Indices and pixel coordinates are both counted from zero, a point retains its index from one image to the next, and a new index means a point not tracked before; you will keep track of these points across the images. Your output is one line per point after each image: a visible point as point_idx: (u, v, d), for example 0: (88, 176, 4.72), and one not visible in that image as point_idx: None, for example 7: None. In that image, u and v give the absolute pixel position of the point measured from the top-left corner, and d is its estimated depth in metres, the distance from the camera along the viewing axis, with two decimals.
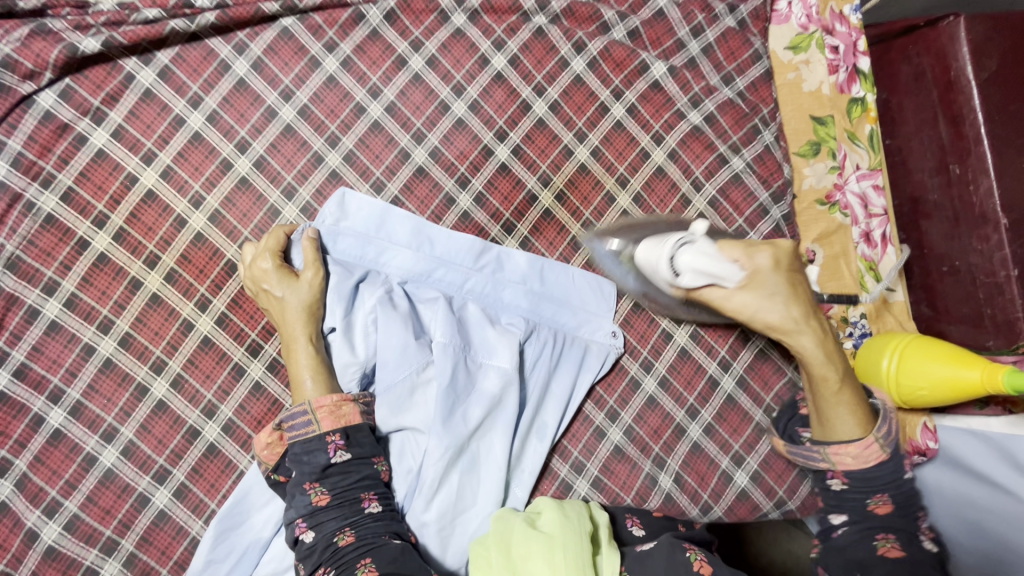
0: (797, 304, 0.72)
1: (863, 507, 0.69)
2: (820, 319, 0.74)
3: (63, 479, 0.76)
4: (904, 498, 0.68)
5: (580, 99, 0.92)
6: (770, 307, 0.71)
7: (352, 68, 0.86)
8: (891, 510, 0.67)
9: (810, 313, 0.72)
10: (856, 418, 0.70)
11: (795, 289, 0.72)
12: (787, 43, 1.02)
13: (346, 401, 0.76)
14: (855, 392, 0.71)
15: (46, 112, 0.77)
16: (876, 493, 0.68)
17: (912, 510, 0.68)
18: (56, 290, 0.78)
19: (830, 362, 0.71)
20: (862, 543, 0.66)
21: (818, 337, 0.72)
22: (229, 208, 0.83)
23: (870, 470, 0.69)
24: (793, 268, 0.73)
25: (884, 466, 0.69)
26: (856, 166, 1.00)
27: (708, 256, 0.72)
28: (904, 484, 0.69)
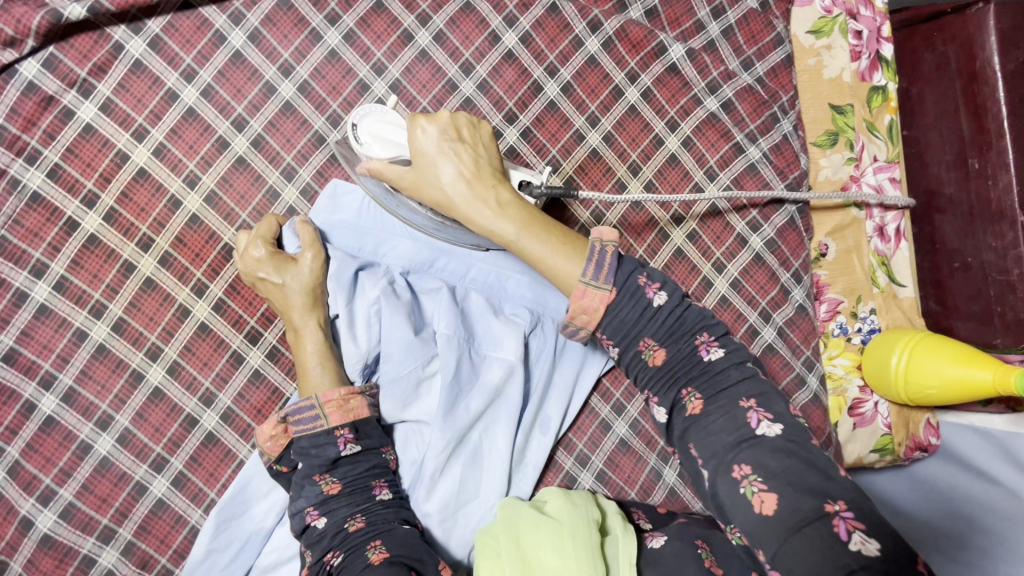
0: (462, 164, 0.67)
1: (682, 414, 0.58)
2: (489, 176, 0.67)
3: (58, 467, 0.74)
4: (668, 328, 0.59)
5: (593, 81, 0.88)
6: (431, 170, 0.67)
7: (356, 42, 0.81)
8: (667, 355, 0.59)
9: (474, 175, 0.67)
10: (560, 253, 0.63)
11: (454, 144, 0.67)
12: (809, 26, 0.97)
13: (354, 394, 0.74)
14: (546, 231, 0.65)
15: (29, 83, 0.73)
16: (641, 343, 0.59)
17: (693, 361, 0.59)
18: (44, 273, 0.74)
19: (501, 218, 0.65)
20: (726, 485, 0.54)
21: (481, 199, 0.66)
22: (226, 189, 0.80)
23: (615, 314, 0.59)
24: (456, 130, 0.68)
25: (621, 303, 0.59)
26: (873, 157, 0.97)
27: (386, 126, 0.69)
28: (658, 314, 0.59)
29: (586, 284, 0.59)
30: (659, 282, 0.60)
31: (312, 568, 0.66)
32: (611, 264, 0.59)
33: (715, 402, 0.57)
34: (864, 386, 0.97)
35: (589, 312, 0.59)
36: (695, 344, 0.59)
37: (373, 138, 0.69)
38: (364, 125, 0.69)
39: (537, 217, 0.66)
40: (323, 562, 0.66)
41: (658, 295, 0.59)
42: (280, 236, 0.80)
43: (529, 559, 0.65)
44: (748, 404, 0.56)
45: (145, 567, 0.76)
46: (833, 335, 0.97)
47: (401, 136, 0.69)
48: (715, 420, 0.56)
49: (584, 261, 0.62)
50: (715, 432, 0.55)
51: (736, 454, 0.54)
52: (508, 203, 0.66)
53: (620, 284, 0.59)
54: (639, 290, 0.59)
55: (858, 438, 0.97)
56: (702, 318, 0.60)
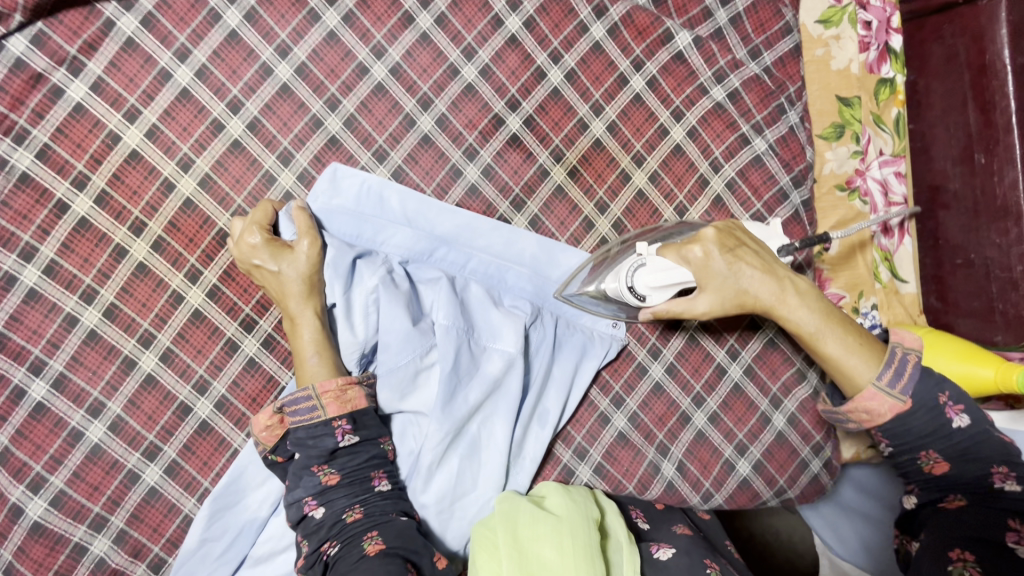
0: (756, 269, 0.70)
1: (934, 504, 0.66)
2: (781, 273, 0.71)
3: (48, 454, 0.73)
4: (960, 447, 0.65)
5: (598, 69, 0.86)
6: (729, 289, 0.70)
7: (355, 24, 0.79)
8: (949, 468, 0.66)
9: (769, 273, 0.71)
10: (855, 354, 0.68)
11: (736, 253, 0.70)
12: (818, 16, 0.95)
13: (351, 385, 0.73)
14: (844, 330, 0.69)
15: (16, 59, 0.71)
16: (923, 452, 0.67)
17: (983, 484, 0.64)
18: (34, 256, 0.73)
19: (804, 311, 0.70)
20: (933, 560, 0.60)
21: (784, 294, 0.70)
22: (221, 172, 0.78)
23: (903, 423, 0.66)
24: (728, 241, 0.71)
25: (915, 416, 0.66)
26: (879, 151, 0.95)
27: (661, 275, 0.73)
28: (955, 434, 0.65)
29: (881, 389, 0.66)
30: (961, 405, 0.65)
31: (309, 557, 0.66)
32: (912, 375, 0.66)
33: (976, 509, 0.62)
34: None
35: (873, 412, 0.67)
36: (990, 472, 0.63)
37: (651, 290, 0.74)
38: (639, 282, 0.74)
39: (831, 309, 0.71)
40: (320, 551, 0.66)
41: (959, 417, 0.65)
42: (276, 223, 0.78)
43: (526, 553, 0.65)
44: (1015, 525, 0.59)
45: (137, 556, 0.75)
46: None
47: (679, 275, 0.72)
48: (964, 515, 0.63)
49: (881, 363, 0.67)
50: (959, 522, 0.62)
51: (964, 544, 0.60)
52: (806, 294, 0.71)
53: (917, 399, 0.66)
54: (938, 408, 0.65)
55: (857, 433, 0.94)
56: (1008, 453, 0.63)
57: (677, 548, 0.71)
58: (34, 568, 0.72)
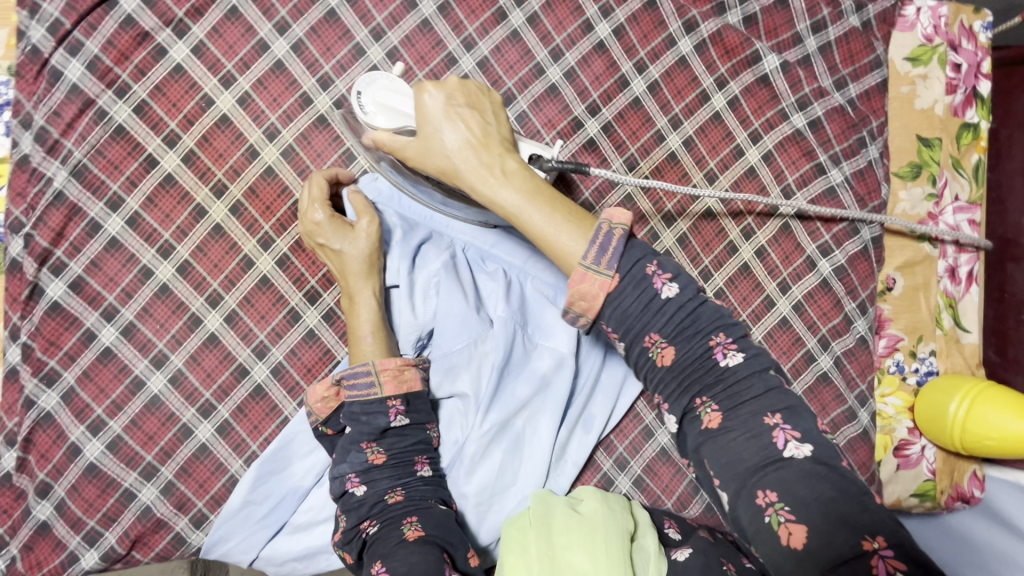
0: (471, 131, 0.62)
1: (696, 425, 0.53)
2: (498, 146, 0.62)
3: (110, 399, 0.75)
4: (677, 324, 0.53)
5: (681, 83, 0.86)
6: (434, 137, 0.63)
7: (450, 15, 0.81)
8: (675, 353, 0.53)
9: (479, 142, 0.62)
10: (563, 228, 0.56)
11: (460, 109, 0.63)
12: (908, 52, 0.93)
13: (408, 366, 0.73)
14: (551, 204, 0.58)
15: (127, 16, 0.74)
16: (648, 339, 0.54)
17: (709, 364, 0.53)
18: (120, 207, 0.75)
19: (505, 186, 0.60)
20: (747, 510, 0.50)
21: (486, 165, 0.61)
22: (304, 145, 0.79)
23: (617, 303, 0.53)
24: (462, 97, 0.64)
25: (624, 293, 0.53)
26: (955, 196, 0.93)
27: (391, 96, 0.67)
28: (666, 307, 0.53)
29: (586, 269, 0.53)
30: (671, 274, 0.54)
31: (348, 534, 0.68)
32: (618, 250, 0.53)
33: (734, 417, 0.52)
34: (914, 428, 0.93)
35: (589, 300, 0.53)
36: (711, 345, 0.53)
37: (378, 108, 0.67)
38: (369, 95, 0.68)
39: (542, 189, 0.59)
40: (359, 529, 0.67)
41: (667, 286, 0.53)
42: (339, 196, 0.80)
43: (557, 559, 0.64)
44: (775, 422, 0.51)
45: (181, 509, 0.76)
46: (888, 371, 0.94)
47: (408, 105, 0.66)
48: (733, 436, 0.51)
49: (589, 239, 0.55)
50: (736, 450, 0.51)
51: (760, 478, 0.50)
52: (513, 172, 0.60)
53: (625, 271, 0.53)
54: (646, 279, 0.53)
55: (899, 480, 0.93)
56: (720, 317, 0.54)
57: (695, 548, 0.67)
58: (84, 507, 0.74)
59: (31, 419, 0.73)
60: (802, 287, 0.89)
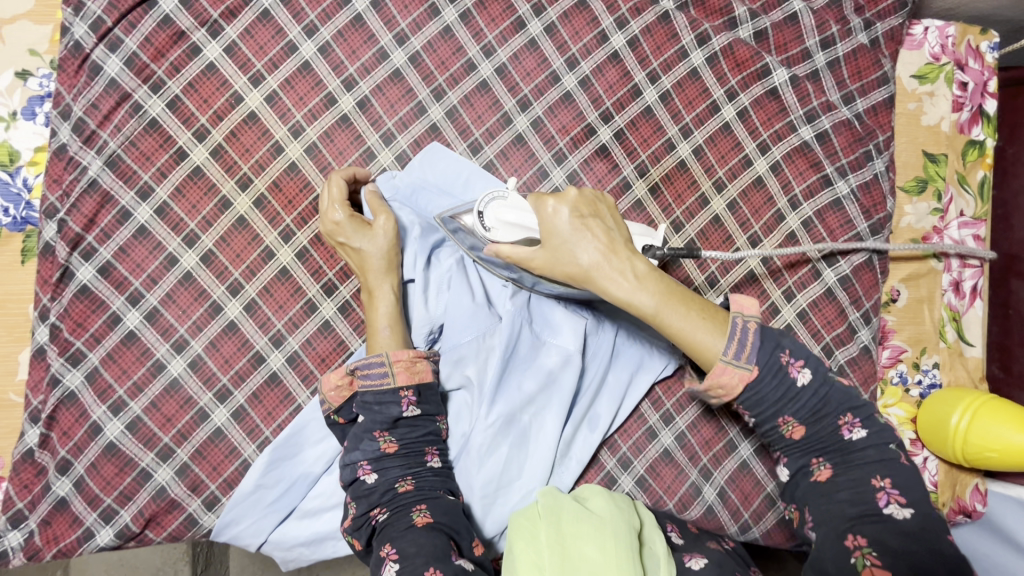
0: (600, 240, 0.61)
1: (806, 478, 0.61)
2: (626, 250, 0.62)
3: (131, 380, 0.77)
4: (811, 408, 0.60)
5: (692, 93, 0.89)
6: (566, 251, 0.62)
7: (471, 22, 0.84)
8: (805, 431, 0.60)
9: (608, 248, 0.61)
10: (700, 328, 0.59)
11: (586, 220, 0.62)
12: (914, 70, 0.96)
13: (420, 358, 0.75)
14: (686, 306, 0.60)
15: (165, 16, 0.78)
16: (779, 419, 0.61)
17: (835, 439, 0.60)
18: (149, 196, 0.79)
19: (640, 290, 0.59)
20: (833, 550, 0.55)
21: (618, 270, 0.60)
22: (327, 143, 0.82)
23: (756, 392, 0.60)
24: (585, 208, 0.63)
25: (763, 382, 0.59)
26: (960, 212, 0.95)
27: (509, 211, 0.67)
28: (802, 394, 0.60)
29: (728, 363, 0.58)
30: (801, 360, 0.61)
31: (358, 520, 0.69)
32: (753, 344, 0.59)
33: (846, 475, 0.59)
34: (916, 440, 0.94)
35: (727, 388, 0.60)
36: (840, 423, 0.60)
37: (500, 224, 0.67)
38: (489, 213, 0.67)
39: (676, 290, 0.61)
40: (369, 516, 0.69)
41: (802, 372, 0.60)
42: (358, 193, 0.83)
43: (568, 547, 0.66)
44: (881, 484, 0.57)
45: (194, 490, 0.78)
46: (891, 382, 0.95)
47: (527, 218, 0.66)
48: (838, 493, 0.58)
49: (726, 335, 0.59)
50: (836, 501, 0.58)
51: (854, 526, 0.56)
52: (645, 275, 0.60)
53: (763, 364, 0.59)
54: (782, 369, 0.60)
55: None
56: (850, 400, 0.61)
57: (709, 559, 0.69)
58: (102, 485, 0.76)
59: (56, 397, 0.76)
60: (807, 295, 0.91)
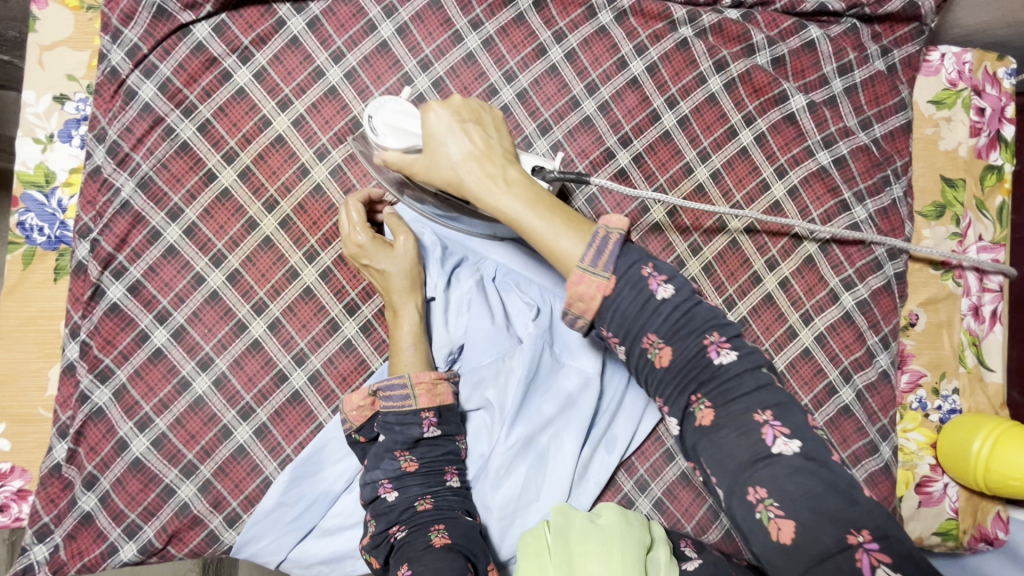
0: (472, 143, 0.66)
1: (693, 424, 0.58)
2: (501, 157, 0.66)
3: (157, 397, 0.79)
4: (674, 325, 0.58)
5: (710, 118, 0.90)
6: (441, 153, 0.66)
7: (493, 49, 0.86)
8: (672, 354, 0.58)
9: (482, 153, 0.66)
10: (561, 233, 0.61)
11: (465, 125, 0.67)
12: (931, 96, 0.96)
13: (441, 379, 0.76)
14: (549, 210, 0.63)
15: (199, 43, 0.81)
16: (645, 340, 0.58)
17: (702, 361, 0.57)
18: (179, 217, 0.81)
19: (507, 194, 0.64)
20: (741, 507, 0.55)
21: (490, 176, 0.65)
22: (351, 165, 0.84)
23: (615, 305, 0.58)
24: (467, 114, 0.68)
25: (621, 294, 0.57)
26: (979, 236, 0.95)
27: (400, 117, 0.69)
28: (661, 308, 0.57)
29: (584, 271, 0.57)
30: (666, 277, 0.58)
31: (377, 538, 0.70)
32: (613, 253, 0.58)
33: (726, 413, 0.56)
34: (936, 465, 0.93)
35: (587, 300, 0.58)
36: (706, 345, 0.58)
37: (388, 129, 0.70)
38: (379, 118, 0.70)
39: (543, 197, 0.64)
40: (388, 534, 0.70)
41: (662, 287, 0.58)
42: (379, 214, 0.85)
43: (576, 567, 0.67)
44: (765, 419, 0.55)
45: (216, 507, 0.79)
46: (910, 408, 0.94)
47: (416, 124, 0.69)
48: (724, 434, 0.56)
49: (586, 243, 0.60)
50: (728, 448, 0.55)
51: (752, 475, 0.54)
52: (515, 181, 0.65)
53: (621, 275, 0.58)
54: (641, 282, 0.57)
55: (921, 517, 0.93)
56: (712, 317, 0.58)
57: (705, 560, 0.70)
58: (126, 500, 0.77)
59: (84, 413, 0.77)
60: (825, 319, 0.91)
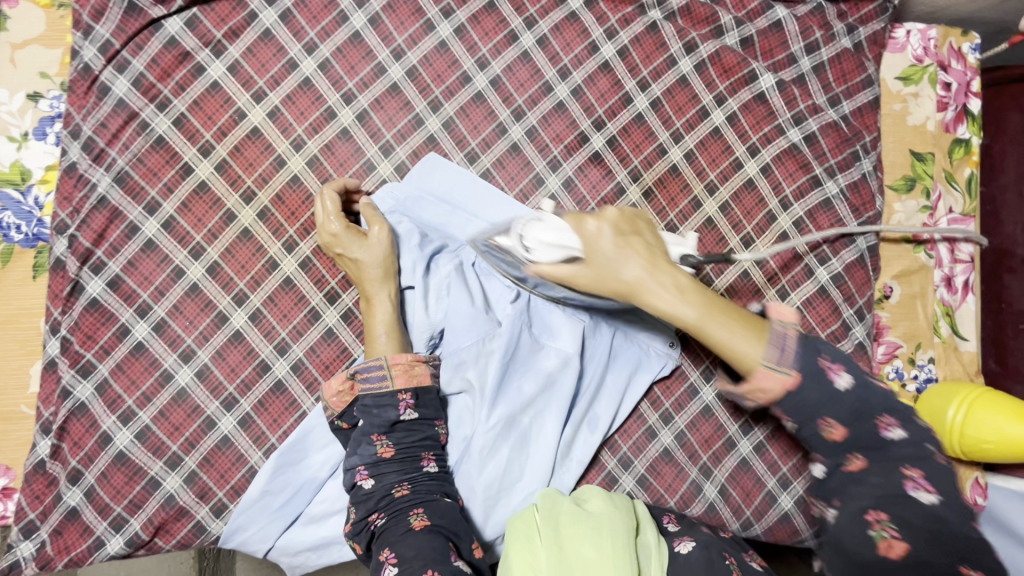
0: (642, 258, 0.66)
1: (840, 469, 0.60)
2: (664, 263, 0.67)
3: (140, 390, 0.79)
4: (853, 408, 0.59)
5: (682, 100, 0.92)
6: (610, 270, 0.67)
7: (465, 36, 0.87)
8: (846, 433, 0.59)
9: (650, 263, 0.66)
10: (741, 337, 0.62)
11: (626, 238, 0.67)
12: (899, 72, 0.98)
13: (419, 361, 0.77)
14: (731, 317, 0.63)
15: (171, 38, 0.81)
16: (820, 420, 0.60)
17: (874, 438, 0.59)
18: (156, 211, 0.81)
19: (683, 302, 0.64)
20: (852, 527, 0.57)
21: (662, 283, 0.65)
22: (328, 155, 0.85)
23: (799, 395, 0.59)
24: (624, 226, 0.69)
25: (806, 388, 0.59)
26: (949, 208, 0.97)
27: (548, 232, 0.67)
28: (843, 397, 0.59)
29: (770, 368, 0.60)
30: (842, 364, 0.60)
31: (357, 525, 0.70)
32: (794, 349, 0.60)
33: (878, 464, 0.58)
34: None
35: (767, 392, 0.61)
36: (877, 423, 0.59)
37: (539, 245, 0.68)
38: (529, 235, 0.68)
39: (715, 300, 0.65)
40: (368, 521, 0.70)
41: (841, 376, 0.59)
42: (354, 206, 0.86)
43: (565, 549, 0.66)
44: (910, 472, 0.57)
45: (202, 498, 0.80)
46: (888, 378, 0.96)
47: (565, 237, 0.67)
48: (869, 477, 0.58)
49: (766, 343, 0.61)
50: (865, 484, 0.58)
51: (879, 503, 0.56)
52: (687, 287, 0.65)
53: (803, 368, 0.59)
54: (821, 373, 0.59)
55: None
56: (888, 401, 0.59)
57: (697, 541, 0.70)
58: (112, 494, 0.78)
59: (67, 408, 0.77)
60: (800, 294, 0.92)
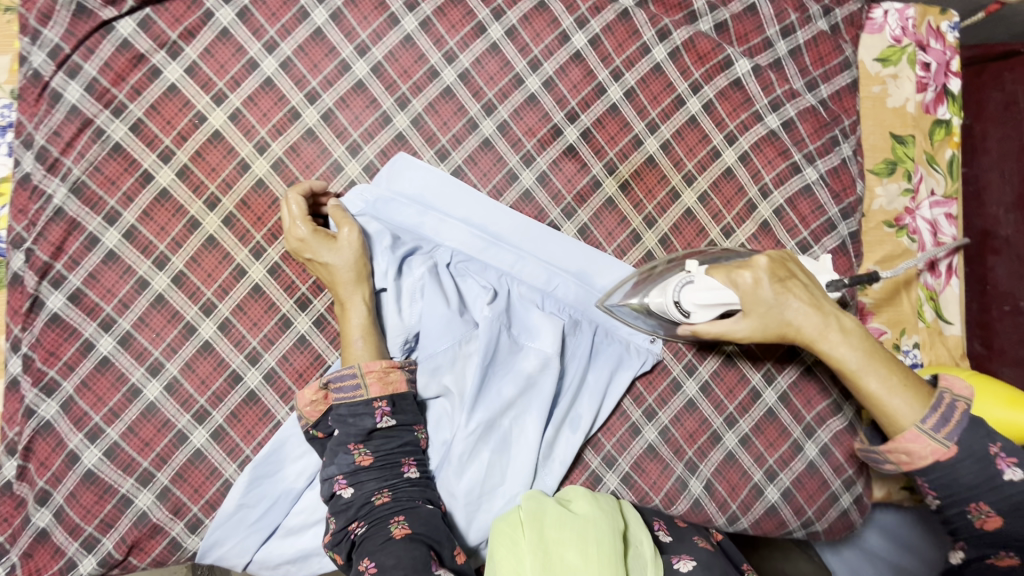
0: (809, 303, 0.70)
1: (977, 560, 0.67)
2: (828, 307, 0.71)
3: (107, 407, 0.77)
4: (1013, 502, 0.64)
5: (656, 89, 0.89)
6: (776, 316, 0.69)
7: (431, 30, 0.84)
8: (1000, 523, 0.64)
9: (814, 307, 0.70)
10: (899, 394, 0.67)
11: (786, 285, 0.70)
12: (877, 54, 0.96)
13: (394, 367, 0.75)
14: (887, 368, 0.69)
15: (124, 40, 0.78)
16: (972, 504, 0.65)
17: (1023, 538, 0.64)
18: (116, 221, 0.78)
19: (847, 349, 0.69)
20: None
21: (830, 328, 0.70)
22: (293, 157, 0.82)
23: (953, 475, 0.65)
24: (781, 271, 0.71)
25: (964, 467, 0.65)
26: (931, 191, 0.96)
27: (705, 292, 0.70)
28: (1005, 487, 0.64)
29: (924, 432, 0.66)
30: (1014, 457, 0.64)
31: (337, 535, 0.69)
32: (960, 422, 0.65)
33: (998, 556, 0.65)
34: None
35: (913, 455, 0.67)
36: None
37: (697, 307, 0.71)
38: (687, 297, 0.71)
39: (876, 348, 0.70)
40: (347, 531, 0.69)
41: (1012, 469, 0.64)
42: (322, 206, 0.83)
43: (551, 553, 0.64)
44: None
45: (177, 514, 0.78)
46: None
47: (724, 294, 0.70)
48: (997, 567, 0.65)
49: (928, 406, 0.67)
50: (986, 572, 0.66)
51: None
52: (851, 332, 0.70)
53: (968, 449, 0.65)
54: (989, 459, 0.64)
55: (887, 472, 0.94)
56: None
57: (697, 560, 0.70)
58: (82, 514, 0.76)
59: (31, 427, 0.75)
60: None
